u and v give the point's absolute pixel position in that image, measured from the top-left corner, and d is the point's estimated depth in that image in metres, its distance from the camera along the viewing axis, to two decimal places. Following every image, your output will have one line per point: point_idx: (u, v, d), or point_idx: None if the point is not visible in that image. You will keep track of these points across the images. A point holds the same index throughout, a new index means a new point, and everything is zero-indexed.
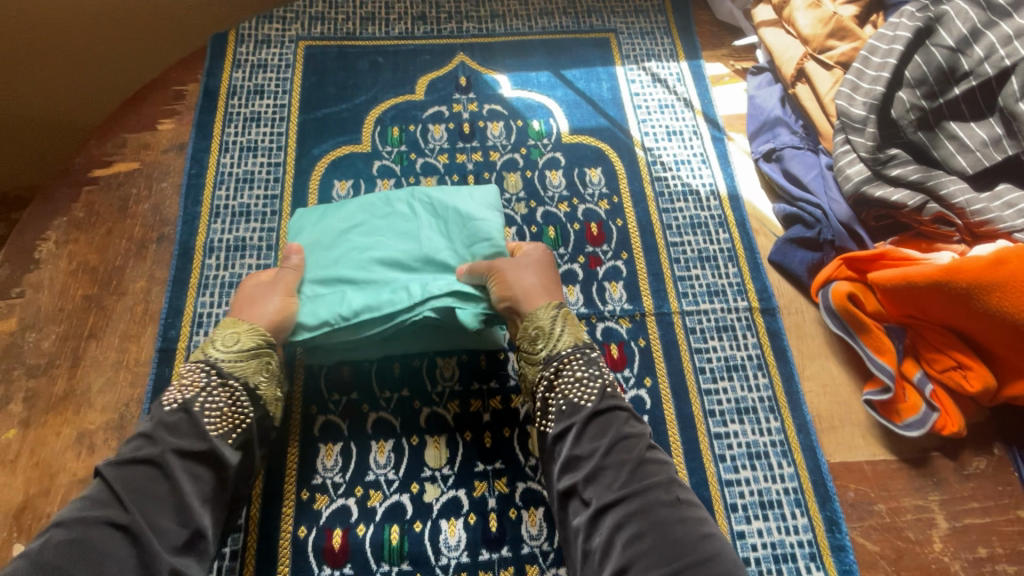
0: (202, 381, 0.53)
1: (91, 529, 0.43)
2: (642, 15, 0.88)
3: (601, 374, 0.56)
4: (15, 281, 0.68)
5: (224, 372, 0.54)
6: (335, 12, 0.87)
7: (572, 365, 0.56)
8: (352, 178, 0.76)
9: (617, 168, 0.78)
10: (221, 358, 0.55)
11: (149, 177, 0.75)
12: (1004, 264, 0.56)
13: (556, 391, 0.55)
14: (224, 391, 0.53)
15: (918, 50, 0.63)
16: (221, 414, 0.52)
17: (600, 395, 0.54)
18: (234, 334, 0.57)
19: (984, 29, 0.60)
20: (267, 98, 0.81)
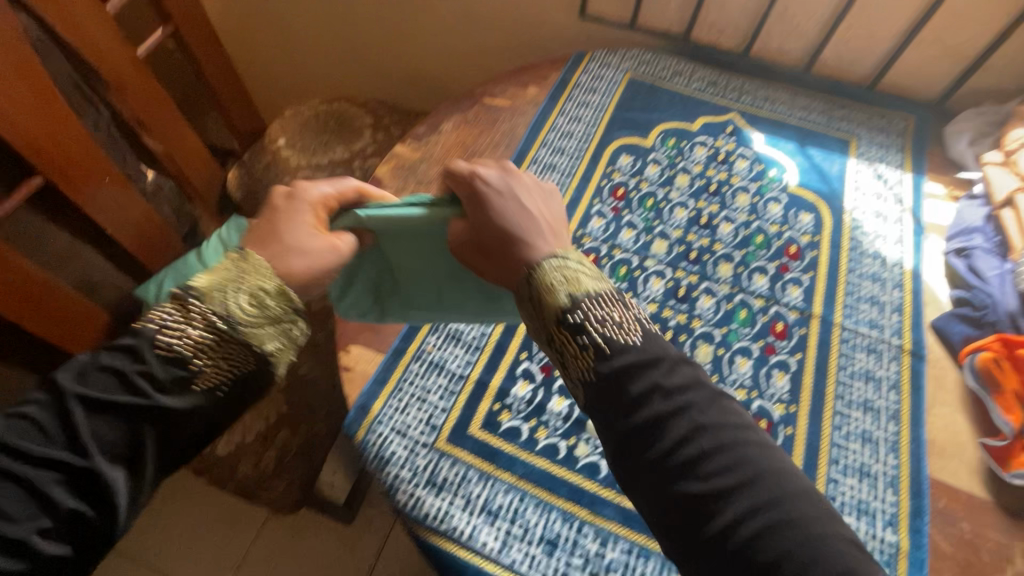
0: (201, 323, 0.57)
1: (12, 462, 0.50)
2: (884, 133, 1.15)
3: (617, 315, 0.59)
4: (426, 136, 1.11)
5: (242, 335, 0.58)
6: (658, 63, 1.27)
7: (594, 309, 0.59)
8: (633, 156, 1.10)
9: (826, 220, 1.02)
10: (243, 308, 0.59)
11: (513, 111, 1.16)
12: None
13: (586, 330, 0.58)
14: (211, 343, 0.57)
15: None
16: (214, 372, 0.57)
17: (633, 345, 0.57)
18: (262, 290, 0.60)
19: None
20: (598, 94, 1.21)
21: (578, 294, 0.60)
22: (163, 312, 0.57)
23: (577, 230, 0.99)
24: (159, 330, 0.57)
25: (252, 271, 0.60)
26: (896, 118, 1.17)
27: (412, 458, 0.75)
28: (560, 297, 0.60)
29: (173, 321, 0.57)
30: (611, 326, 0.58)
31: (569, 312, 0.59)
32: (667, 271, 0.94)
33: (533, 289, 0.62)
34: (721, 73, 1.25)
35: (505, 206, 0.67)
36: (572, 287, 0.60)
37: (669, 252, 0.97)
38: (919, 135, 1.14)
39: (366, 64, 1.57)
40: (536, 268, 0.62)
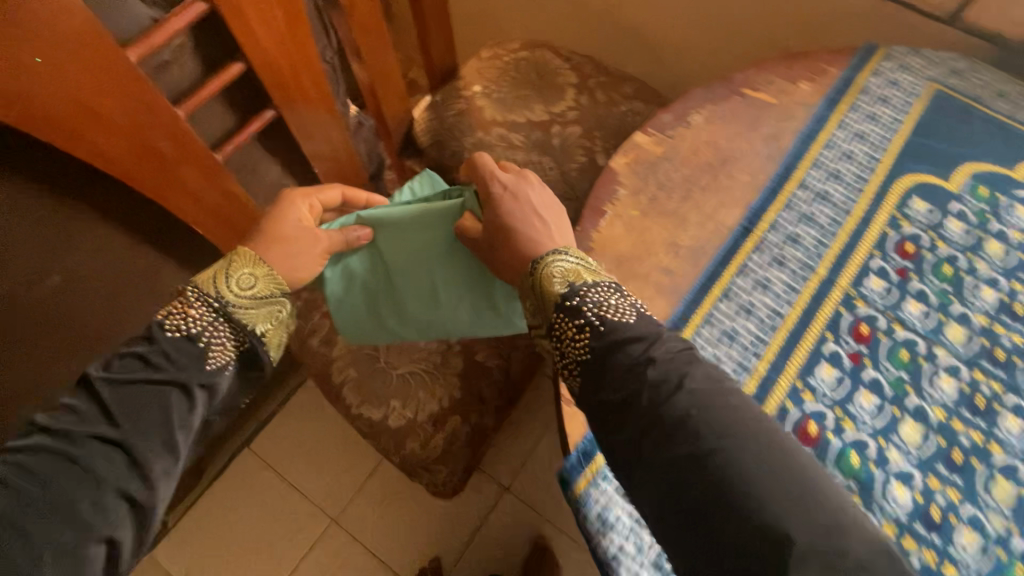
0: (211, 309, 0.71)
1: (86, 442, 0.59)
2: None
3: (607, 302, 0.68)
4: (672, 126, 0.94)
5: (236, 317, 0.72)
6: (976, 76, 0.97)
7: (591, 294, 0.70)
8: (930, 203, 0.87)
9: None
10: (230, 292, 0.73)
11: (779, 112, 0.95)
12: None
13: (585, 311, 0.67)
14: (230, 326, 0.72)
15: None
16: (221, 346, 0.70)
17: (620, 321, 0.66)
18: (254, 278, 0.75)
19: None
20: (889, 107, 0.96)
21: (574, 283, 0.71)
22: (168, 309, 0.70)
23: (849, 289, 0.80)
24: (170, 316, 0.69)
25: (241, 259, 0.76)
26: None
27: (636, 531, 0.66)
28: (557, 283, 0.72)
29: (177, 310, 0.69)
30: (596, 302, 0.68)
31: (571, 293, 0.70)
32: (963, 370, 0.75)
33: (537, 281, 0.74)
34: None
35: (517, 209, 0.80)
36: (571, 276, 0.72)
37: (968, 344, 0.76)
38: None
39: (580, 8, 1.36)
40: (545, 270, 0.74)
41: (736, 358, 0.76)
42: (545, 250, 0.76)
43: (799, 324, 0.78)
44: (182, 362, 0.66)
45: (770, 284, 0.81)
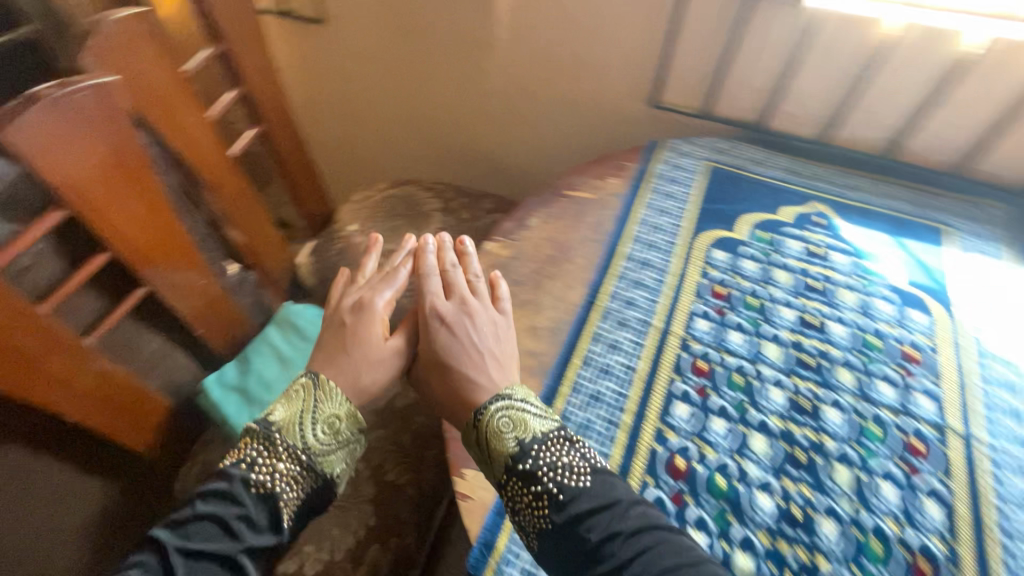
0: (289, 457, 0.75)
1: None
2: (980, 223, 1.13)
3: (570, 463, 0.72)
4: (516, 231, 1.11)
5: (314, 462, 0.76)
6: (734, 152, 1.27)
7: (556, 449, 0.73)
8: (727, 251, 1.07)
9: (941, 322, 0.97)
10: (317, 435, 0.78)
11: (598, 205, 1.16)
12: None
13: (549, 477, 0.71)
14: (290, 473, 0.75)
15: None
16: (293, 493, 0.75)
17: (587, 485, 0.70)
18: (338, 422, 0.80)
19: None
20: (679, 188, 1.20)
21: (526, 439, 0.74)
22: (248, 454, 0.75)
23: (682, 333, 0.95)
24: (252, 471, 0.74)
25: (322, 400, 0.80)
26: (994, 209, 1.15)
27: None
28: (509, 440, 0.74)
29: (265, 465, 0.74)
30: (559, 477, 0.70)
31: (517, 460, 0.72)
32: (786, 379, 0.89)
33: (473, 432, 0.77)
34: (800, 162, 1.26)
35: (487, 345, 0.86)
36: (519, 432, 0.75)
37: (783, 357, 0.91)
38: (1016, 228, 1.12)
39: (436, 136, 1.63)
40: (494, 409, 0.77)
41: (604, 413, 0.85)
42: (494, 395, 0.79)
43: (648, 372, 0.90)
44: (240, 525, 0.70)
45: (619, 343, 0.93)
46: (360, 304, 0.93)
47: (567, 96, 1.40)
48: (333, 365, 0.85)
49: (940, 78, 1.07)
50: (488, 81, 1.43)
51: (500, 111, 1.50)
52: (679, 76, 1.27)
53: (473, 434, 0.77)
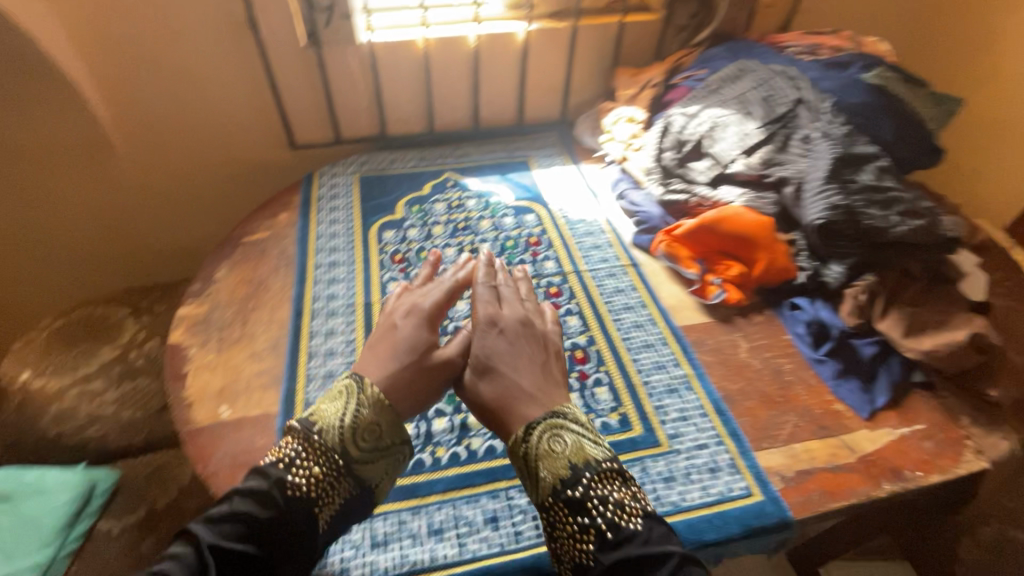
0: (326, 461, 0.82)
1: None
2: (545, 148, 1.65)
3: (613, 487, 0.79)
4: (206, 288, 1.16)
5: (348, 463, 0.83)
6: (374, 161, 1.57)
7: (597, 483, 0.78)
8: (394, 229, 1.33)
9: (542, 214, 1.41)
10: (355, 442, 0.85)
11: (277, 238, 1.29)
12: (725, 219, 1.16)
13: (589, 498, 0.77)
14: (325, 479, 0.81)
15: (662, 139, 1.33)
16: (326, 495, 0.80)
17: (620, 503, 0.76)
18: (389, 423, 0.87)
19: (681, 126, 1.31)
20: (341, 200, 1.42)
21: (585, 464, 0.80)
22: (287, 451, 0.82)
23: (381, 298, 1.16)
24: (284, 466, 0.80)
25: (354, 395, 0.88)
26: (548, 137, 1.69)
27: (403, 527, 0.85)
28: (560, 460, 0.80)
29: (304, 458, 0.81)
30: (613, 514, 0.75)
31: (571, 486, 0.78)
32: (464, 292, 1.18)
33: (523, 444, 0.83)
34: (424, 151, 1.62)
35: (502, 343, 0.94)
36: (575, 456, 0.81)
37: None
38: (564, 143, 1.67)
39: (110, 244, 1.63)
40: (534, 425, 0.84)
41: None
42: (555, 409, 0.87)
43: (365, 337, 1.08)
44: (273, 526, 0.75)
45: (334, 328, 1.09)
46: (495, 319, 0.97)
47: (212, 159, 1.54)
48: (376, 367, 0.92)
49: (468, 66, 1.54)
50: (122, 170, 1.49)
51: (156, 197, 1.57)
52: (300, 117, 1.51)
53: (523, 450, 0.83)
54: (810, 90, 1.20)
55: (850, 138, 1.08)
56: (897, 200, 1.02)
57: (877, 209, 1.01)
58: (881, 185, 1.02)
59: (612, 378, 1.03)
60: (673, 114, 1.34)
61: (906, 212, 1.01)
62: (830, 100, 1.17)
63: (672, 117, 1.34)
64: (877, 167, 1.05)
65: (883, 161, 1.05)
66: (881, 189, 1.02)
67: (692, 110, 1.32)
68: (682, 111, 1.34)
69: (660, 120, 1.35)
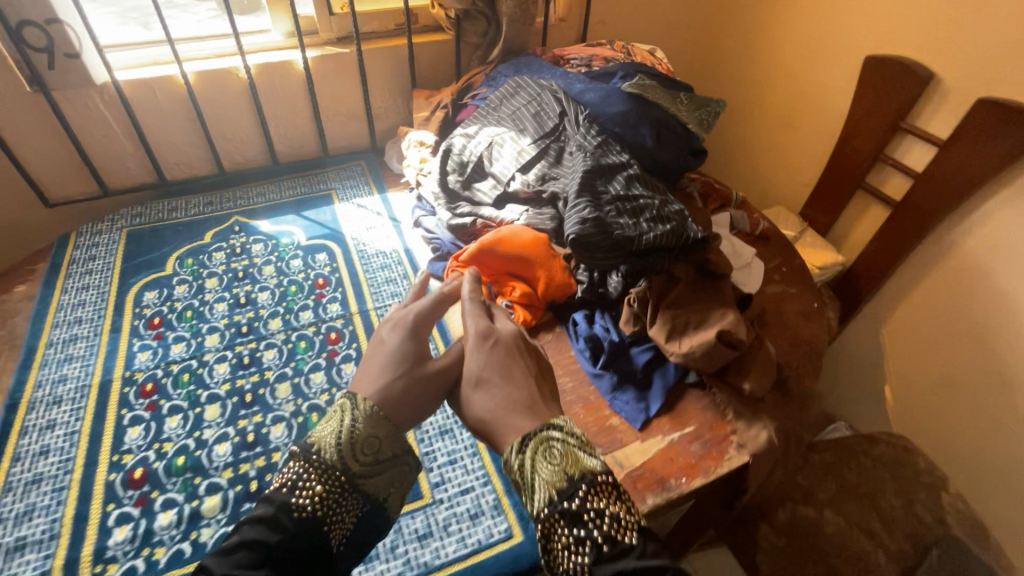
0: (321, 480, 0.75)
1: None
2: (352, 177, 1.56)
3: (603, 502, 0.68)
4: None
5: (359, 482, 0.77)
6: (151, 211, 1.41)
7: (592, 494, 0.69)
8: (157, 288, 1.19)
9: (335, 250, 1.32)
10: (360, 459, 0.78)
11: (6, 318, 1.12)
12: (501, 240, 1.13)
13: (587, 511, 0.68)
14: (331, 497, 0.74)
15: (446, 163, 1.29)
16: (339, 517, 0.74)
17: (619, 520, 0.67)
18: (380, 437, 0.81)
19: (461, 148, 1.28)
20: (99, 260, 1.25)
21: (581, 475, 0.71)
22: (293, 470, 0.75)
23: (124, 373, 1.01)
24: (288, 491, 0.73)
25: (358, 410, 0.81)
26: (355, 165, 1.60)
27: (395, 550, 0.81)
28: (557, 472, 0.71)
29: (305, 479, 0.74)
30: (609, 526, 0.66)
31: (566, 497, 0.69)
32: (228, 352, 1.06)
33: (517, 457, 0.74)
34: (213, 193, 1.48)
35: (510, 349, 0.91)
36: (568, 466, 0.72)
37: (222, 339, 1.09)
38: (372, 168, 1.58)
39: None
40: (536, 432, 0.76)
41: (51, 486, 0.85)
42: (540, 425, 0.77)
43: (94, 423, 0.93)
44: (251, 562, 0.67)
45: (56, 420, 0.93)
46: (490, 331, 0.91)
47: None
48: (367, 386, 0.86)
49: (248, 100, 1.43)
50: None
51: None
52: (47, 171, 1.32)
53: (515, 462, 0.74)
54: (572, 105, 1.22)
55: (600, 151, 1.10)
56: (644, 207, 1.03)
57: (626, 219, 1.02)
58: (628, 195, 1.04)
59: None
60: (454, 137, 1.31)
61: (654, 218, 1.03)
62: (587, 116, 1.19)
63: (454, 139, 1.30)
64: (626, 176, 1.07)
65: (631, 171, 1.08)
66: (629, 198, 1.04)
67: (472, 131, 1.30)
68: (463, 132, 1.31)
69: (444, 143, 1.32)
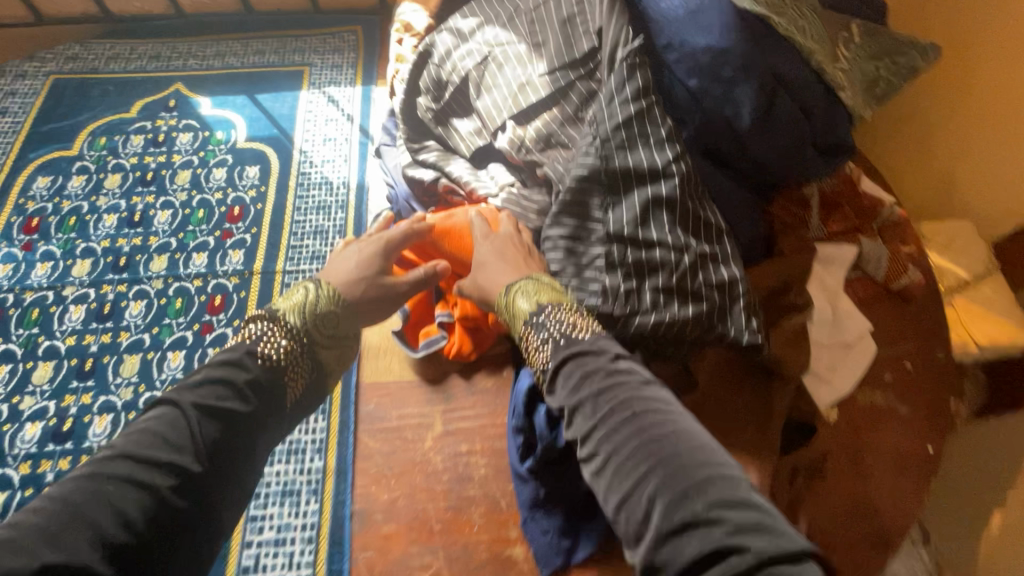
0: (282, 335, 0.55)
1: None
2: (338, 53, 1.14)
3: (563, 327, 0.57)
4: None
5: (303, 342, 0.56)
6: (88, 54, 1.12)
7: (557, 316, 0.58)
8: (52, 174, 0.96)
9: (272, 166, 0.99)
10: (318, 327, 0.58)
11: None
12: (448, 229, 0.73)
13: (548, 332, 0.57)
14: (295, 355, 0.55)
15: (422, 73, 0.84)
16: (294, 369, 0.54)
17: (575, 340, 0.56)
18: (334, 310, 0.59)
19: (448, 54, 0.81)
20: (8, 117, 1.03)
21: (555, 305, 0.59)
22: (255, 330, 0.55)
23: None
24: (256, 343, 0.54)
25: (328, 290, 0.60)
26: (349, 34, 1.17)
27: None
28: (532, 305, 0.60)
29: (266, 336, 0.55)
30: (565, 330, 0.57)
31: (538, 316, 0.59)
32: (90, 292, 0.84)
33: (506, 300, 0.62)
34: (165, 43, 1.14)
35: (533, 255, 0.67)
36: (543, 301, 0.60)
37: (91, 270, 0.86)
38: (368, 44, 1.15)
39: None
40: (517, 286, 0.62)
41: None
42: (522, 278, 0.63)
43: None
44: (229, 394, 0.50)
45: None
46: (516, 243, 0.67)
47: None
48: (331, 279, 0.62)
49: None
50: None
51: None
52: None
53: (503, 308, 0.62)
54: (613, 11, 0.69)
55: (622, 139, 0.63)
56: (657, 265, 0.61)
57: (615, 277, 0.62)
58: (636, 238, 0.62)
59: None
60: (446, 29, 0.83)
61: (669, 292, 0.61)
62: (638, 48, 0.66)
63: (443, 34, 0.83)
64: (650, 200, 0.62)
65: (661, 191, 0.62)
66: (637, 242, 0.62)
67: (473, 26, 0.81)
68: (461, 24, 0.83)
69: (428, 37, 0.85)
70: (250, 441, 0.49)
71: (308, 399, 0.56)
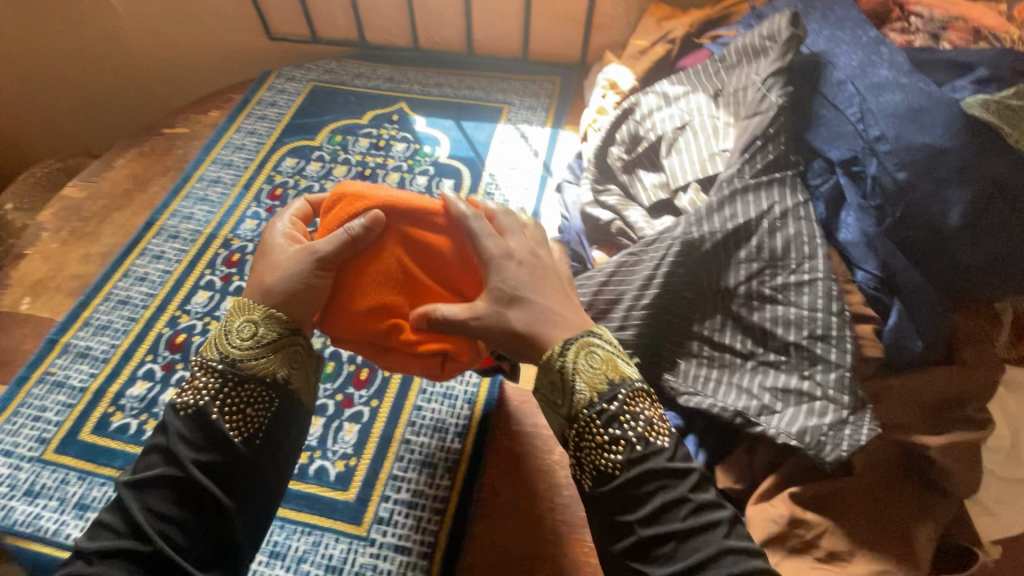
0: (212, 375, 0.57)
1: None
2: (536, 97, 1.29)
3: (642, 423, 0.55)
4: (96, 174, 1.18)
5: (248, 370, 0.57)
6: (341, 70, 1.39)
7: (637, 404, 0.56)
8: (298, 157, 1.20)
9: (464, 182, 1.14)
10: (242, 347, 0.57)
11: (190, 138, 1.25)
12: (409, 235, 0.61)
13: (627, 424, 0.55)
14: (240, 391, 0.57)
15: (619, 126, 0.94)
16: (243, 409, 0.57)
17: (654, 445, 0.55)
18: (259, 329, 0.58)
19: (650, 113, 0.91)
20: (276, 108, 1.31)
21: (625, 380, 0.57)
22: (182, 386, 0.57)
23: (227, 234, 1.07)
24: (199, 398, 0.56)
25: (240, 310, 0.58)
26: (547, 83, 1.32)
27: (316, 550, 0.72)
28: (595, 387, 0.56)
29: (199, 391, 0.56)
30: (642, 428, 0.55)
31: (607, 398, 0.56)
32: None
33: (561, 360, 0.57)
34: (399, 70, 1.38)
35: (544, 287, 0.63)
36: (609, 374, 0.57)
37: None
38: (562, 93, 1.29)
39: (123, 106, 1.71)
40: (575, 351, 0.57)
41: (128, 314, 0.96)
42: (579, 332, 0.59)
43: (184, 272, 1.01)
44: (202, 445, 0.55)
45: (163, 253, 1.04)
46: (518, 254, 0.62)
47: (192, 43, 1.45)
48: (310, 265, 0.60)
49: None
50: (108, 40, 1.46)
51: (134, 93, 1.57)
52: (274, 5, 1.36)
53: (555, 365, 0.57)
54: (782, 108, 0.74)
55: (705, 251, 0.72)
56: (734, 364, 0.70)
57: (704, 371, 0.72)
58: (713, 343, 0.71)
59: (375, 420, 0.83)
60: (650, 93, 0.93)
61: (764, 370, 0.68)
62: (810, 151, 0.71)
63: (648, 96, 0.93)
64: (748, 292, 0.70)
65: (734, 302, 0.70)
66: (717, 345, 0.71)
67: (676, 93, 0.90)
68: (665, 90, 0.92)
69: (633, 97, 0.95)
70: (250, 482, 0.56)
71: (292, 423, 0.60)
